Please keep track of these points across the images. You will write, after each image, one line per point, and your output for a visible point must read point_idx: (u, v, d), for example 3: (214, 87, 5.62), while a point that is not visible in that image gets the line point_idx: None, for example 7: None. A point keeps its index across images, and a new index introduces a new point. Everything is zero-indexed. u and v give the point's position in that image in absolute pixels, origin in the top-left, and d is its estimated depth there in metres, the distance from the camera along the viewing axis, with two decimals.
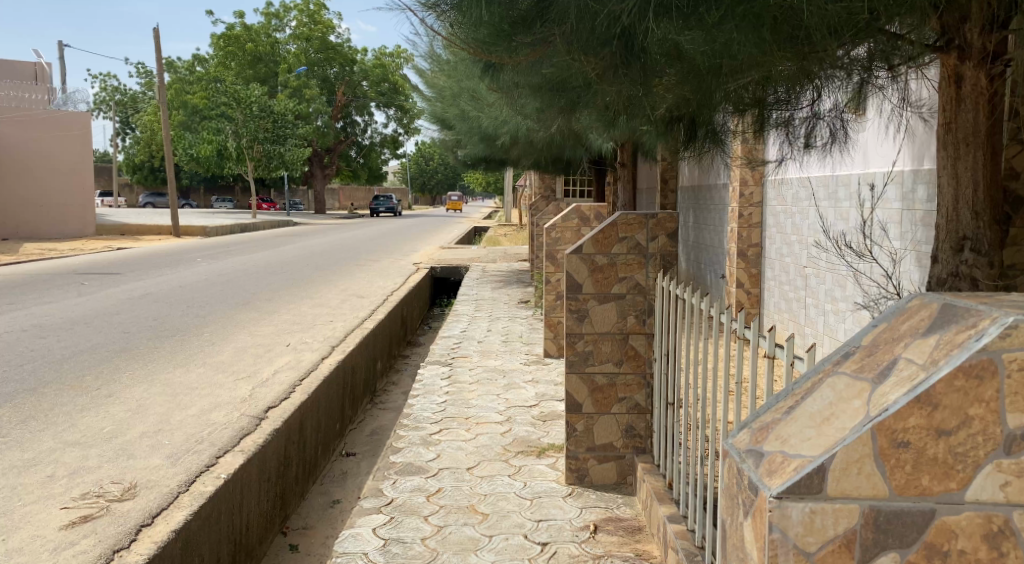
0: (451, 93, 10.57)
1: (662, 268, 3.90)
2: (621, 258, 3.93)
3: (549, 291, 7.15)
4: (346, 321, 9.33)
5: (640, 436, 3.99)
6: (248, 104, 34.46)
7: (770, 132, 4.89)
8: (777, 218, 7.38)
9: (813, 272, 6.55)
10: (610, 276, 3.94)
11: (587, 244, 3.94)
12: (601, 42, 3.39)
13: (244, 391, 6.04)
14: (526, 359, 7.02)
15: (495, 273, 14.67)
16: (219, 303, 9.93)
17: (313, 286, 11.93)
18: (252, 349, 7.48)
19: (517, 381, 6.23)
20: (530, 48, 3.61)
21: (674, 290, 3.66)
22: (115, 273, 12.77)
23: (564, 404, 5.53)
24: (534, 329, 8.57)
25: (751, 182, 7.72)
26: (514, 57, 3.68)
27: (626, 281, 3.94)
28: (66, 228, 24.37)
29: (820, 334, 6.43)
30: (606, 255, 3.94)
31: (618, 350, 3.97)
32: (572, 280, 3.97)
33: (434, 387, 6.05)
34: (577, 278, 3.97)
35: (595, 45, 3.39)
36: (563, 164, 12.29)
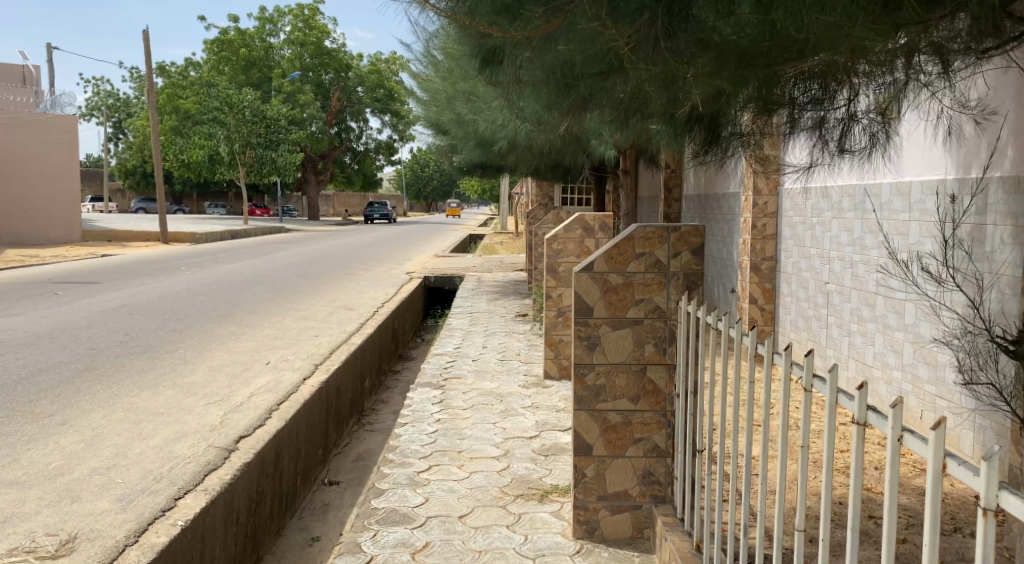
0: (445, 96, 10.08)
1: (685, 290, 3.39)
2: (638, 278, 3.41)
3: (549, 308, 6.62)
4: (333, 336, 8.79)
5: (659, 484, 3.47)
6: (240, 109, 33.95)
7: (800, 138, 4.30)
8: (795, 229, 6.87)
9: (836, 288, 6.04)
10: (625, 298, 3.41)
11: (600, 261, 3.40)
12: (636, 8, 3.08)
13: (215, 418, 5.48)
14: (525, 381, 6.49)
15: (491, 283, 14.15)
16: (199, 316, 9.38)
17: (300, 298, 11.40)
18: (229, 368, 6.94)
19: (515, 406, 5.70)
20: (542, 20, 3.25)
21: (704, 318, 3.12)
22: (93, 283, 12.22)
23: (567, 435, 4.99)
24: (533, 346, 8.04)
25: (765, 191, 7.20)
26: (525, 31, 3.29)
27: (643, 304, 3.41)
28: (51, 233, 23.83)
29: (844, 356, 5.91)
30: (621, 274, 3.41)
31: (634, 384, 3.44)
32: (582, 303, 3.42)
33: (424, 414, 5.51)
34: (587, 300, 3.42)
35: (629, 9, 3.07)
36: (563, 171, 11.81)
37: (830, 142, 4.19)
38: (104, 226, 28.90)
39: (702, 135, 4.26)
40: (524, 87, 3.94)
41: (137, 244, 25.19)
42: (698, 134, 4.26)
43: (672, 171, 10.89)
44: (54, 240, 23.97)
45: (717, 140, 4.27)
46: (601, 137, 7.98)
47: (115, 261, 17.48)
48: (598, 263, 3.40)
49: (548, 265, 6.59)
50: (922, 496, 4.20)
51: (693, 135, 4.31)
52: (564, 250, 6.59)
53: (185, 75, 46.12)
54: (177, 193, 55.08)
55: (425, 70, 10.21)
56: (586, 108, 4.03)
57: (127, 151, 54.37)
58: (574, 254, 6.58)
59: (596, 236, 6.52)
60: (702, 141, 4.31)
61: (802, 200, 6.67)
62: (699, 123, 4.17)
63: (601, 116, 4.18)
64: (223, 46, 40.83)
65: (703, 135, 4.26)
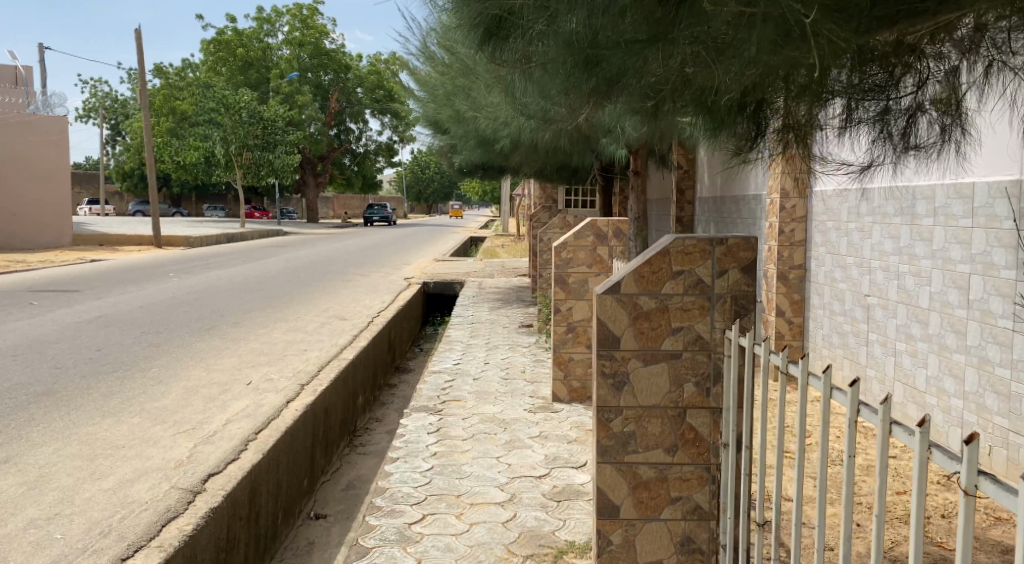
0: (444, 91, 9.48)
1: (731, 317, 2.78)
2: (675, 301, 2.79)
3: (558, 322, 5.97)
4: (324, 350, 8.15)
5: (701, 553, 2.86)
6: (237, 110, 33.37)
7: (855, 137, 3.67)
8: (828, 234, 6.24)
9: (879, 302, 5.42)
10: (660, 325, 2.79)
11: (629, 280, 2.78)
12: None
13: (182, 452, 4.83)
14: (531, 403, 5.87)
15: (493, 290, 13.52)
16: (180, 329, 8.74)
17: (291, 306, 10.78)
18: (206, 390, 6.29)
19: (520, 436, 5.07)
20: None
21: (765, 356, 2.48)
22: (75, 290, 11.61)
23: (582, 473, 4.37)
24: (539, 362, 7.40)
25: (793, 193, 6.57)
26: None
27: (681, 334, 2.80)
28: (42, 237, 23.31)
29: (888, 379, 5.29)
30: (654, 295, 2.79)
31: (671, 432, 2.83)
32: (606, 333, 2.79)
33: (419, 447, 4.88)
34: (613, 329, 2.80)
35: None
36: (569, 172, 11.21)
37: (892, 138, 3.55)
38: (97, 229, 28.29)
39: (744, 128, 3.60)
40: (538, 65, 3.27)
41: (129, 247, 24.58)
42: (741, 127, 3.59)
43: (685, 172, 10.27)
44: (44, 244, 23.39)
45: (762, 137, 3.61)
46: (615, 129, 7.39)
47: (104, 266, 16.87)
48: (624, 283, 2.78)
49: (556, 275, 5.94)
50: (1002, 555, 3.58)
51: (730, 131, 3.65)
52: (575, 258, 5.94)
53: (182, 75, 45.48)
54: (175, 195, 54.61)
55: (419, 63, 9.57)
56: (611, 92, 3.37)
57: (125, 153, 53.76)
58: (587, 263, 5.93)
59: (609, 244, 5.94)
60: (742, 136, 3.64)
61: (838, 204, 6.05)
62: (742, 114, 3.51)
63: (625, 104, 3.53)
64: (220, 46, 40.17)
65: (745, 129, 3.59)
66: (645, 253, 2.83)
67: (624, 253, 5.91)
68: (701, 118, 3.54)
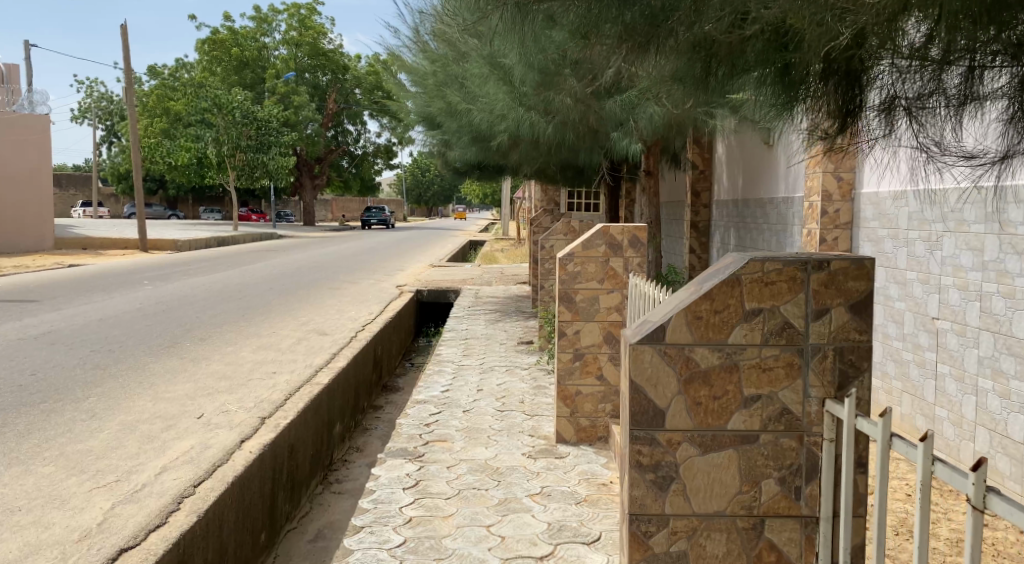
0: (438, 81, 8.60)
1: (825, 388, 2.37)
2: (743, 360, 2.37)
3: (563, 348, 4.95)
4: (296, 373, 7.19)
5: None
6: (231, 110, 32.44)
7: (985, 108, 2.94)
8: (880, 242, 5.27)
9: (949, 328, 4.49)
10: (725, 397, 2.38)
11: (681, 327, 2.36)
12: None
13: (93, 516, 3.87)
14: (531, 445, 4.93)
15: (490, 299, 12.57)
16: (135, 348, 7.77)
17: (267, 319, 9.81)
18: (146, 426, 5.33)
19: (517, 494, 4.11)
20: None
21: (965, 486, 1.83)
22: (34, 301, 10.64)
23: (592, 552, 3.43)
24: (539, 389, 6.44)
25: (837, 195, 5.67)
26: None
27: (748, 409, 2.39)
28: (19, 240, 22.33)
29: (962, 425, 4.36)
30: (718, 339, 2.37)
31: (743, 549, 2.42)
32: (647, 403, 2.38)
33: (393, 510, 3.92)
34: (658, 401, 2.38)
35: None
36: (573, 173, 10.30)
37: None
38: (82, 232, 27.34)
39: (830, 100, 3.04)
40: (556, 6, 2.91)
41: (113, 252, 23.60)
42: (825, 98, 3.04)
43: (700, 173, 9.35)
44: (24, 247, 22.47)
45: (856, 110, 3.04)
46: (627, 122, 6.89)
47: (78, 273, 15.91)
48: (672, 329, 2.36)
49: (561, 292, 4.91)
50: None
51: (811, 103, 3.11)
52: (584, 273, 4.93)
53: (177, 75, 44.51)
54: (169, 198, 53.58)
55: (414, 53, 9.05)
56: (651, 48, 3.05)
57: (120, 156, 52.81)
58: (597, 278, 4.92)
59: (625, 255, 4.92)
60: (826, 111, 3.09)
61: (894, 207, 5.11)
62: (829, 79, 2.97)
63: (671, 65, 3.13)
64: (214, 45, 39.21)
65: (833, 101, 3.04)
66: (704, 285, 2.41)
67: (642, 265, 4.92)
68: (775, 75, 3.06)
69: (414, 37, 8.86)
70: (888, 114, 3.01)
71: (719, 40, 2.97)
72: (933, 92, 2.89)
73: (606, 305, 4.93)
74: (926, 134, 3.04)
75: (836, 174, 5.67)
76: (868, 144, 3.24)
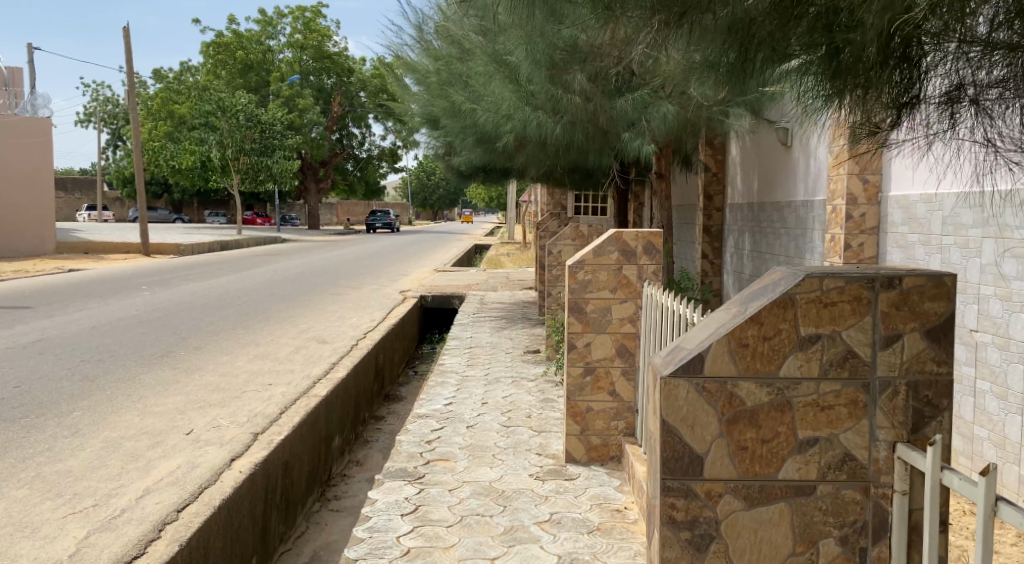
0: (444, 79, 8.40)
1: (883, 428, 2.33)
2: (797, 397, 2.33)
3: (572, 362, 4.64)
4: (293, 385, 6.89)
5: None
6: (234, 113, 32.20)
7: None
8: (911, 247, 4.95)
9: (989, 341, 4.17)
10: (775, 440, 2.33)
11: (731, 356, 2.31)
12: None
13: (66, 546, 3.58)
14: (539, 465, 4.64)
15: (495, 305, 12.28)
16: (127, 358, 7.49)
17: (266, 327, 9.53)
18: (131, 444, 5.04)
19: (524, 522, 3.81)
20: None
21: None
22: (28, 307, 10.38)
23: None
24: (547, 403, 6.13)
25: (862, 198, 5.39)
26: None
27: (797, 453, 2.35)
28: (20, 244, 22.10)
29: (1006, 447, 4.04)
30: (767, 372, 2.32)
31: None
32: (686, 447, 2.33)
33: (389, 539, 3.62)
34: (699, 446, 2.33)
35: None
36: (581, 176, 10.00)
37: None
38: (86, 237, 27.08)
39: (883, 91, 3.11)
40: None
41: (114, 257, 23.36)
42: (876, 90, 3.10)
43: (714, 176, 9.03)
44: (25, 251, 22.26)
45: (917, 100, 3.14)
46: (640, 122, 6.63)
47: (77, 278, 15.65)
48: (710, 360, 2.31)
49: (571, 302, 4.61)
50: None
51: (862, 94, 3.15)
52: (595, 281, 4.64)
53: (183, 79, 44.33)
54: (174, 202, 53.36)
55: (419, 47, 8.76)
56: (688, 24, 3.10)
57: (125, 159, 52.65)
58: (610, 287, 4.63)
59: (638, 263, 4.63)
60: (877, 103, 3.17)
61: (926, 212, 4.80)
62: (881, 70, 3.02)
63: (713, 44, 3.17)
64: (219, 49, 38.99)
65: (885, 92, 3.11)
66: (753, 302, 2.36)
67: (657, 273, 4.62)
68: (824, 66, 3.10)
69: (419, 32, 8.58)
70: (953, 101, 3.14)
71: (760, 19, 3.02)
72: (996, 80, 3.03)
73: (619, 316, 4.64)
74: (988, 126, 3.21)
75: (861, 176, 5.38)
76: (927, 140, 3.37)
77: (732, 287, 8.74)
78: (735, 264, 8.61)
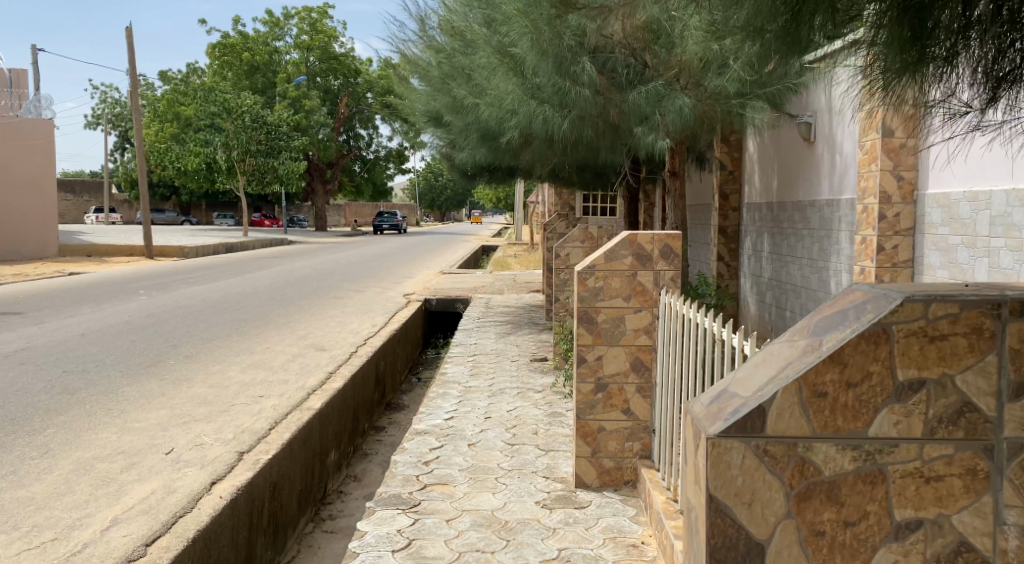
0: (447, 75, 8.07)
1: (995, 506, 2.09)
2: (892, 467, 2.09)
3: (582, 378, 4.24)
4: (286, 397, 6.49)
5: None
6: (240, 114, 31.89)
7: None
8: (953, 250, 4.53)
9: None
10: (863, 520, 2.10)
11: (807, 409, 2.08)
12: None
13: None
14: (546, 491, 4.24)
15: (502, 309, 11.87)
16: (113, 368, 7.11)
17: (263, 333, 9.15)
18: (104, 465, 4.65)
19: (529, 560, 3.41)
20: None
21: None
22: (18, 313, 10.01)
23: None
24: (555, 416, 5.72)
25: (897, 195, 4.93)
26: None
27: (889, 538, 2.11)
28: (23, 247, 21.83)
29: None
30: (851, 431, 2.09)
31: None
32: (748, 530, 2.11)
33: None
34: (760, 531, 2.11)
35: None
36: (591, 174, 9.59)
37: None
38: (90, 240, 26.80)
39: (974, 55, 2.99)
40: None
41: (117, 260, 23.01)
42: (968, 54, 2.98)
43: (730, 173, 8.59)
44: (27, 255, 21.94)
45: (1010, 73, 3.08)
46: (651, 117, 6.17)
47: (76, 281, 15.31)
48: (775, 416, 2.08)
49: (580, 311, 4.19)
50: None
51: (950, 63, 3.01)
52: (606, 289, 4.21)
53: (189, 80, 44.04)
54: (182, 204, 53.16)
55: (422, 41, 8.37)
56: None
57: (132, 162, 52.43)
58: (623, 295, 4.20)
59: (654, 268, 4.19)
60: (966, 69, 3.07)
61: (971, 211, 4.36)
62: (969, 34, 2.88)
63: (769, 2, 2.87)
64: (225, 50, 38.63)
65: (975, 57, 3.00)
66: (829, 338, 2.13)
67: (676, 280, 4.19)
68: (897, 32, 2.87)
69: (422, 26, 8.19)
70: None
71: None
72: None
73: (633, 327, 4.21)
74: None
75: (895, 173, 4.94)
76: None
77: (750, 291, 8.33)
78: (754, 268, 8.20)
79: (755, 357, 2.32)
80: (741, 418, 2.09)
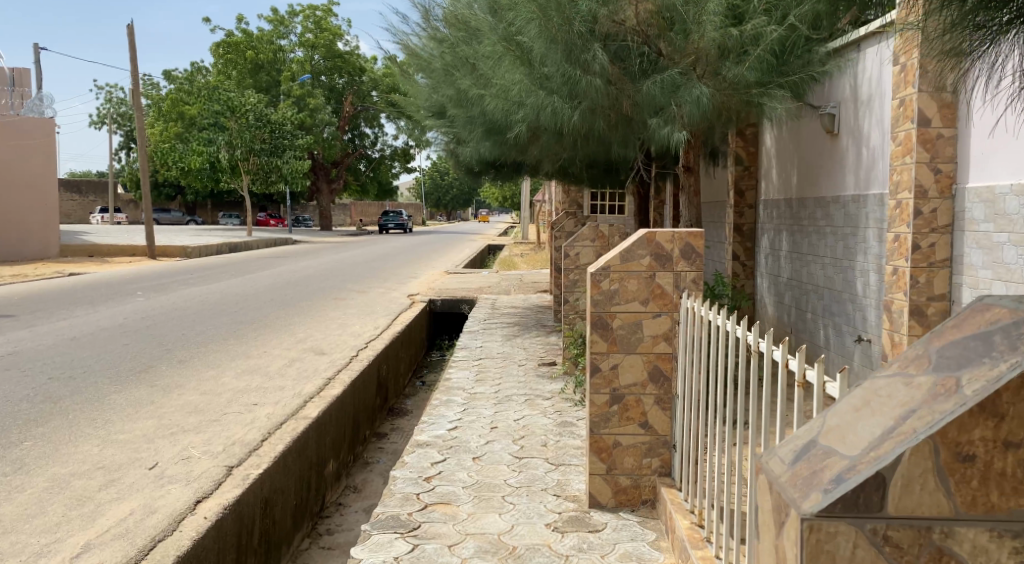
0: (451, 68, 7.76)
1: None
2: None
3: (596, 388, 3.90)
4: (281, 405, 6.16)
5: None
6: (243, 113, 31.55)
7: None
8: (999, 249, 4.17)
9: None
10: None
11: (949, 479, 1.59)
12: None
13: None
14: (557, 512, 3.91)
15: (509, 310, 11.53)
16: (103, 373, 6.80)
17: (261, 337, 8.83)
18: (81, 483, 4.33)
19: None
20: None
21: None
22: (10, 315, 9.72)
23: None
24: (566, 427, 5.38)
25: (934, 190, 4.57)
26: None
27: None
28: (24, 247, 21.59)
29: None
30: (1006, 509, 1.61)
31: None
32: None
33: None
34: None
35: None
36: (600, 170, 9.26)
37: None
38: (93, 240, 26.57)
39: None
40: None
41: (120, 260, 22.77)
42: None
43: (745, 169, 8.24)
44: (28, 255, 21.68)
45: None
46: (665, 108, 5.86)
47: (75, 282, 15.04)
48: (901, 489, 1.59)
49: (594, 316, 3.85)
50: None
51: None
52: (623, 291, 3.87)
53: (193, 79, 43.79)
54: (187, 203, 52.98)
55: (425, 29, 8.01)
56: None
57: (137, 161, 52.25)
58: (640, 298, 3.86)
59: (675, 269, 3.84)
60: None
61: (1020, 206, 4.00)
62: None
63: None
64: (229, 48, 38.32)
65: None
66: (972, 380, 1.64)
67: (698, 282, 3.84)
68: None
69: (425, 15, 7.84)
70: None
71: None
72: None
73: (652, 333, 3.87)
74: None
75: (932, 165, 4.58)
76: None
77: (768, 291, 7.97)
78: (772, 268, 7.84)
79: (840, 401, 1.85)
80: (856, 492, 1.59)
